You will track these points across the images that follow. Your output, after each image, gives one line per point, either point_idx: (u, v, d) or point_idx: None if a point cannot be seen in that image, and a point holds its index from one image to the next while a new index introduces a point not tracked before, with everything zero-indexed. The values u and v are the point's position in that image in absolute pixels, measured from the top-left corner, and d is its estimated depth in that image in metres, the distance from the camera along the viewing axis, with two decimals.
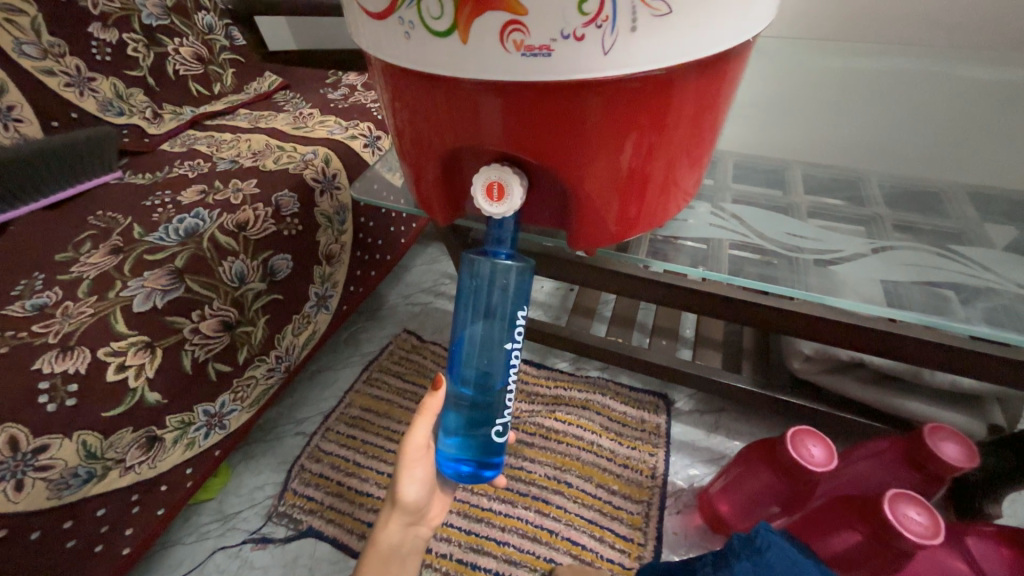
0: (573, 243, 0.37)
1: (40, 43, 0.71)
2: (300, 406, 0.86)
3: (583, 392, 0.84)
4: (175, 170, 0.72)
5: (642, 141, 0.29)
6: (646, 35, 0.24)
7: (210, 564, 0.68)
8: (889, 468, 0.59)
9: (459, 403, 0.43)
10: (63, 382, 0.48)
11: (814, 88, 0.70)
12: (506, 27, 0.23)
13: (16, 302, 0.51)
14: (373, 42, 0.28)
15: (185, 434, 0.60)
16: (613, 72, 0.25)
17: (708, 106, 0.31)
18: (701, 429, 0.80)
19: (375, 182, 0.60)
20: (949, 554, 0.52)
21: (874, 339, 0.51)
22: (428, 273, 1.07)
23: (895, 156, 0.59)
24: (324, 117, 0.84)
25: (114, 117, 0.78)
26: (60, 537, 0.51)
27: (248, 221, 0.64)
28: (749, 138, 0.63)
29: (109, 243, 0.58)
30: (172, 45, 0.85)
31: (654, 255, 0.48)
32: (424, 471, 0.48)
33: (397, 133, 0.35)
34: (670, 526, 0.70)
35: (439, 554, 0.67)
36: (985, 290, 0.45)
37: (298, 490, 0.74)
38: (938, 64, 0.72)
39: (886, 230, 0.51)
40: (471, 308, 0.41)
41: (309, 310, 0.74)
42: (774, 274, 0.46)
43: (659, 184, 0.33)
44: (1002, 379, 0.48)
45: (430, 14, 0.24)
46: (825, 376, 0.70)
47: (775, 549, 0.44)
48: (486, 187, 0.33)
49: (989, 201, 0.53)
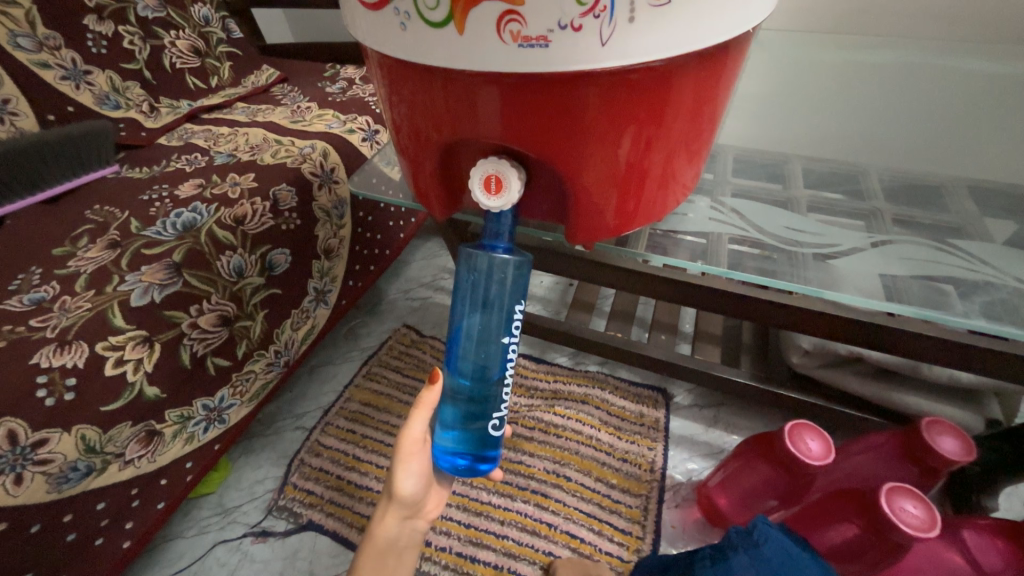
0: (571, 237, 0.36)
1: (35, 35, 0.71)
2: (299, 401, 0.86)
3: (582, 386, 0.85)
4: (172, 164, 0.72)
5: (641, 135, 0.29)
6: (644, 26, 0.24)
7: (210, 558, 0.68)
8: (886, 462, 0.60)
9: (456, 397, 0.43)
10: (61, 376, 0.48)
11: (813, 82, 0.70)
12: (503, 17, 0.23)
13: (14, 297, 0.51)
14: (368, 33, 0.28)
15: (184, 428, 0.61)
16: (612, 62, 0.24)
17: (707, 100, 0.30)
18: (700, 423, 0.80)
19: (373, 176, 0.60)
20: (946, 546, 0.52)
21: (871, 334, 0.51)
22: (427, 268, 1.07)
23: (895, 150, 0.59)
24: (322, 111, 0.83)
25: (111, 111, 0.77)
26: (60, 530, 0.52)
27: (245, 215, 0.64)
28: (750, 131, 0.63)
29: (107, 238, 0.58)
30: (168, 38, 0.85)
31: (653, 249, 0.48)
32: (421, 465, 0.48)
33: (395, 126, 0.34)
34: (669, 519, 0.70)
35: (439, 547, 0.68)
36: (983, 284, 0.45)
37: (298, 484, 0.75)
38: (939, 57, 0.71)
39: (886, 224, 0.50)
40: (469, 301, 0.41)
41: (308, 305, 0.74)
42: (774, 269, 0.46)
43: (658, 179, 0.33)
44: (999, 373, 0.48)
45: (426, 4, 0.24)
46: (823, 370, 0.70)
47: (772, 543, 0.44)
48: (483, 181, 0.32)
49: (989, 196, 0.53)
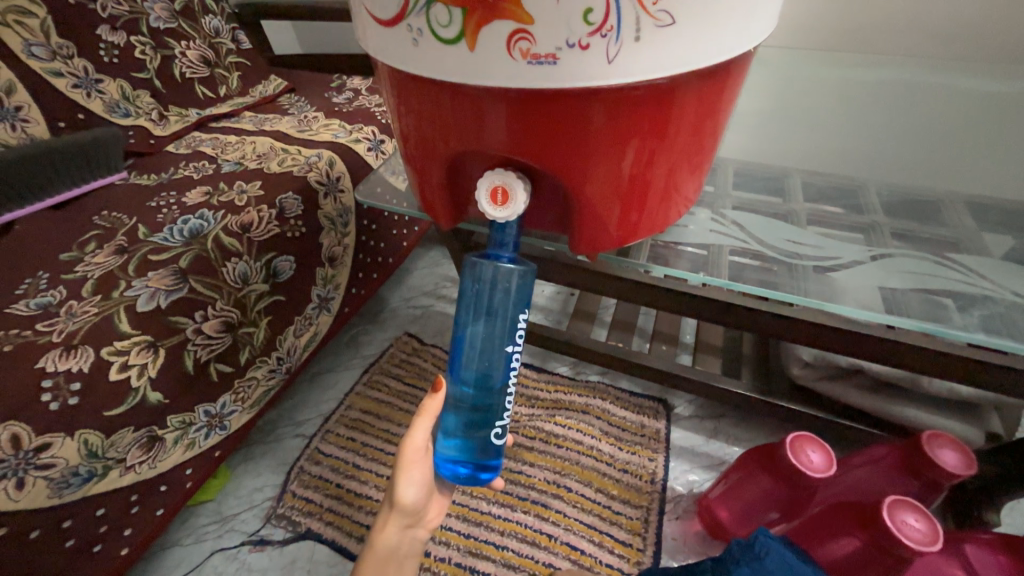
0: (574, 248, 0.37)
1: (49, 44, 0.72)
2: (300, 408, 0.86)
3: (583, 396, 0.85)
4: (180, 171, 0.73)
5: (644, 148, 0.30)
6: (650, 44, 0.24)
7: (208, 566, 0.68)
8: (888, 475, 0.60)
9: (459, 405, 0.43)
10: (66, 381, 0.48)
11: (813, 98, 0.71)
12: (513, 35, 0.24)
13: (21, 301, 0.52)
14: (380, 47, 0.29)
15: (185, 435, 0.61)
16: (617, 79, 0.25)
17: (709, 115, 0.31)
18: (701, 434, 0.80)
19: (378, 185, 0.61)
20: (947, 561, 0.52)
21: (871, 346, 0.52)
22: (429, 277, 1.08)
23: (894, 165, 0.60)
24: (328, 121, 0.84)
25: (121, 119, 0.78)
26: (59, 536, 0.52)
27: (251, 222, 0.64)
28: (750, 145, 0.64)
29: (114, 243, 0.59)
30: (179, 48, 0.86)
31: (654, 260, 0.49)
32: (423, 474, 0.49)
33: (403, 137, 0.35)
34: (670, 531, 0.70)
35: (438, 557, 0.67)
36: (981, 297, 0.45)
37: (297, 492, 0.75)
38: (936, 75, 0.73)
39: (884, 238, 0.51)
40: (472, 310, 0.41)
41: (311, 312, 0.75)
42: (774, 280, 0.46)
43: (659, 191, 0.34)
44: (997, 386, 0.48)
45: (439, 22, 0.25)
46: (823, 382, 0.70)
47: (773, 556, 0.44)
48: (489, 192, 0.33)
49: (986, 211, 0.54)
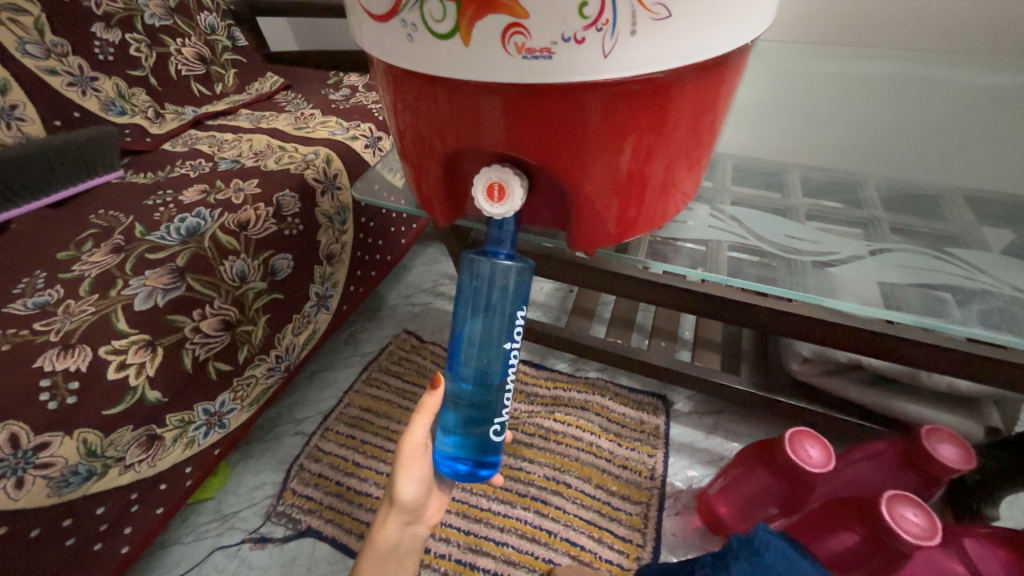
0: (572, 244, 0.37)
1: (43, 42, 0.71)
2: (300, 405, 0.86)
3: (582, 393, 0.85)
4: (176, 169, 0.72)
5: (642, 143, 0.29)
6: (646, 38, 0.24)
7: (209, 564, 0.68)
8: (887, 470, 0.60)
9: (458, 402, 0.43)
10: (64, 380, 0.48)
11: (811, 92, 0.71)
12: (508, 29, 0.24)
13: (18, 300, 0.52)
14: (375, 42, 0.28)
15: (185, 433, 0.61)
16: (614, 73, 0.25)
17: (708, 109, 0.31)
18: (701, 430, 0.80)
19: (375, 182, 0.61)
20: (946, 555, 0.52)
21: (870, 341, 0.51)
22: (428, 274, 1.08)
23: (892, 159, 0.60)
24: (325, 118, 0.84)
25: (116, 117, 0.78)
26: (59, 535, 0.51)
27: (249, 220, 0.64)
28: (749, 139, 0.64)
29: (110, 242, 0.59)
30: (174, 46, 0.86)
31: (653, 257, 0.48)
32: (422, 471, 0.48)
33: (399, 133, 0.35)
34: (669, 527, 0.70)
35: (438, 554, 0.67)
36: (980, 291, 0.45)
37: (297, 489, 0.75)
38: (935, 68, 0.72)
39: (884, 233, 0.51)
40: (471, 307, 0.41)
41: (309, 310, 0.75)
42: (773, 276, 0.46)
43: (658, 186, 0.33)
44: (997, 381, 0.48)
45: (433, 17, 0.24)
46: (823, 377, 0.70)
47: (773, 550, 0.44)
48: (486, 188, 0.33)
49: (986, 205, 0.54)
